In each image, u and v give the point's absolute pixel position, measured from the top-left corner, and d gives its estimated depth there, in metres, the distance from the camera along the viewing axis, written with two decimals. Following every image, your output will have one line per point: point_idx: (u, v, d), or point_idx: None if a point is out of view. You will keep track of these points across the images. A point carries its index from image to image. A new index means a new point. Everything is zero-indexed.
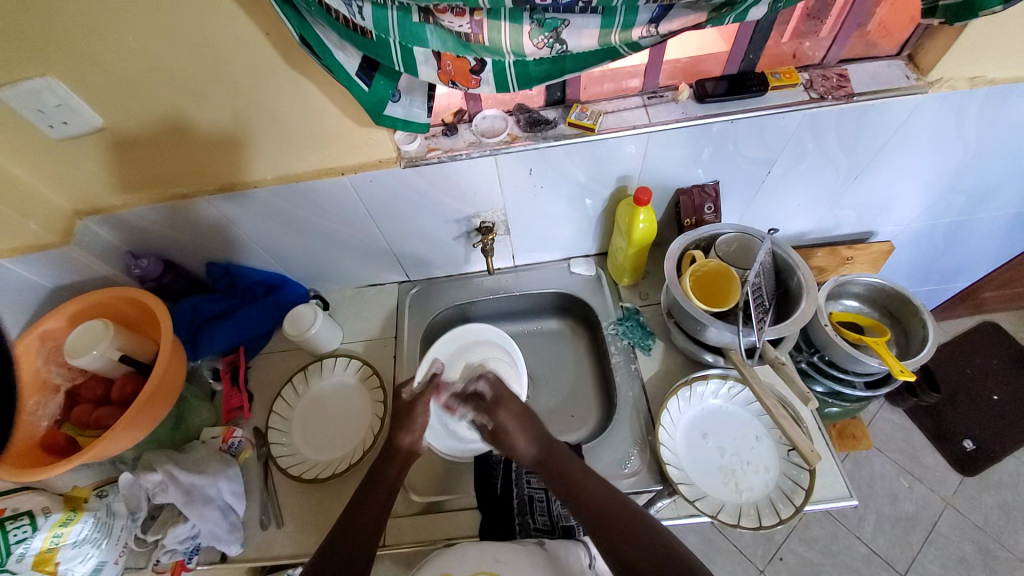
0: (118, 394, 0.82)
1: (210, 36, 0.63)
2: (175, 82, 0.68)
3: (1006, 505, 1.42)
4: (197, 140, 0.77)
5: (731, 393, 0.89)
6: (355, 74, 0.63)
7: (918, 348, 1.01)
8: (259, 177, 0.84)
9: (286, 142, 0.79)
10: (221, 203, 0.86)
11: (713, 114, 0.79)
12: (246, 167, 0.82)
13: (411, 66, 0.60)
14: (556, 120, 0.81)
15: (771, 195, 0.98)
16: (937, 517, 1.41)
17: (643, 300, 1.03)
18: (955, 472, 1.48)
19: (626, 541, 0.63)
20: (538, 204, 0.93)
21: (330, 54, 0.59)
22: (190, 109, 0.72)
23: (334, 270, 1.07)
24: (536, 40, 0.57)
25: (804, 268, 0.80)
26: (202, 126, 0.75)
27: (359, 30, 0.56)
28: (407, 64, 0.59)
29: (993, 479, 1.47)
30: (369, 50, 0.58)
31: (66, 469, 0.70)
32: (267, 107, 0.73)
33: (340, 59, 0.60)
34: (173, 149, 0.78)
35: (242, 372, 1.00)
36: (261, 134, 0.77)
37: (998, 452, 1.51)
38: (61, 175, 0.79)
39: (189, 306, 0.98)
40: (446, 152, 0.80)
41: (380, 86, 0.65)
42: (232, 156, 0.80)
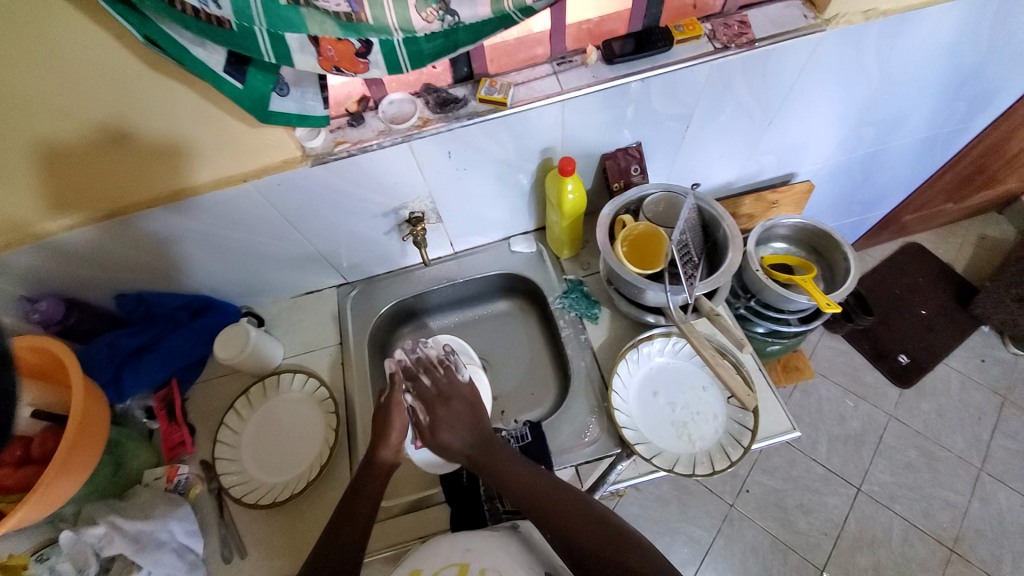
0: (38, 451, 0.74)
1: (44, 42, 0.55)
2: (35, 99, 0.60)
3: (941, 410, 1.57)
4: (85, 160, 0.69)
5: (676, 348, 0.91)
6: (222, 70, 0.56)
7: (842, 278, 1.07)
8: (182, 188, 0.76)
9: (190, 147, 0.71)
10: (141, 224, 0.78)
11: (623, 75, 0.77)
12: (159, 181, 0.74)
13: (284, 55, 0.55)
14: (465, 97, 0.77)
15: (694, 150, 1.00)
16: (882, 430, 1.54)
17: (586, 270, 1.03)
18: (893, 386, 1.62)
19: (575, 528, 0.66)
20: (465, 187, 0.90)
21: (188, 52, 0.54)
22: (63, 127, 0.64)
23: (264, 283, 1.01)
24: (424, 13, 0.54)
25: (727, 218, 0.82)
26: (85, 144, 0.67)
27: (214, 21, 0.50)
28: (279, 53, 0.54)
29: (928, 388, 1.61)
30: (232, 43, 0.52)
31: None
32: (149, 113, 0.65)
33: (200, 55, 0.54)
34: (60, 172, 0.69)
35: (178, 406, 0.94)
36: (160, 142, 0.69)
37: (926, 363, 1.65)
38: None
39: (104, 345, 0.89)
40: (355, 144, 0.75)
41: (256, 81, 0.59)
42: (136, 172, 0.72)
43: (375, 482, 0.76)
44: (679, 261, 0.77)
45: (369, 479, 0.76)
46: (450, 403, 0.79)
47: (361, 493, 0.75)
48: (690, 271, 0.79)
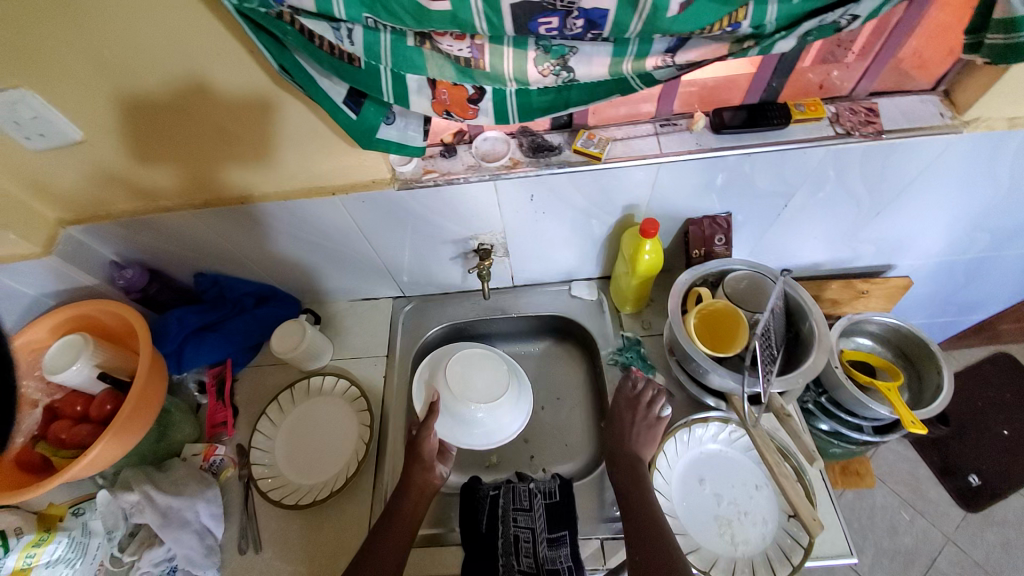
0: (96, 412, 0.78)
1: (188, 46, 0.59)
2: (117, 52, 0.58)
3: (1007, 543, 1.38)
4: (172, 121, 0.68)
5: (732, 437, 0.83)
6: (342, 102, 0.58)
7: (931, 395, 0.96)
8: (267, 150, 0.73)
9: (269, 104, 0.66)
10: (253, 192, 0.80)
11: (730, 147, 0.73)
12: (242, 142, 0.72)
13: (402, 96, 0.57)
14: (561, 145, 0.76)
15: (787, 228, 0.94)
16: (938, 553, 1.37)
17: (645, 330, 0.99)
18: (958, 507, 1.44)
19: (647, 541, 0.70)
20: (540, 229, 0.88)
21: (315, 84, 0.56)
22: (143, 82, 0.62)
23: (327, 284, 1.04)
24: (542, 67, 0.55)
25: (816, 312, 0.75)
26: (169, 103, 0.65)
27: (346, 58, 0.53)
28: (398, 94, 0.56)
29: (997, 516, 1.42)
30: (357, 80, 0.54)
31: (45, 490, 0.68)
32: (217, 66, 0.61)
33: (324, 86, 0.57)
34: (151, 133, 0.69)
35: (228, 386, 0.98)
36: (236, 98, 0.65)
37: (1004, 488, 1.46)
38: (67, 193, 0.77)
39: (173, 319, 0.94)
40: (443, 176, 0.75)
41: (369, 113, 0.60)
42: (220, 132, 0.70)
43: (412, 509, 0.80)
44: (757, 350, 0.70)
45: (407, 496, 0.81)
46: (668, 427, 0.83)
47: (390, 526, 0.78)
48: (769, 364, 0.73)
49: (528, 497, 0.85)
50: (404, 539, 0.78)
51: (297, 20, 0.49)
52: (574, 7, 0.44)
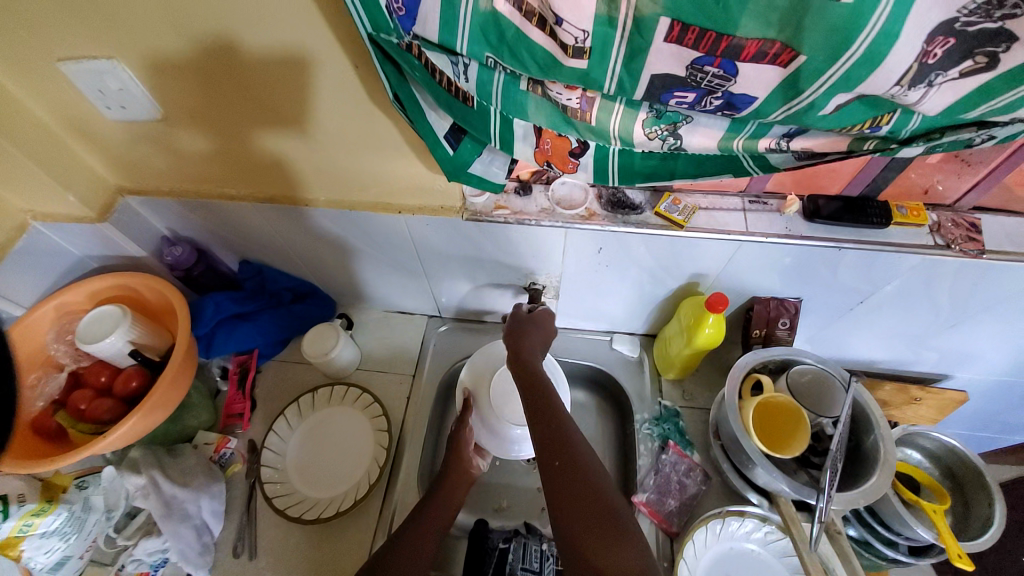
0: (120, 387, 0.77)
1: (285, 48, 0.56)
2: (186, 22, 0.54)
3: None
4: (212, 81, 0.62)
5: (767, 538, 0.78)
6: (443, 136, 0.57)
7: (977, 528, 0.87)
8: (303, 115, 0.65)
9: (322, 77, 0.59)
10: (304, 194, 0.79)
11: (820, 237, 0.70)
12: (278, 106, 0.64)
13: (508, 142, 0.55)
14: (642, 206, 0.72)
15: (854, 322, 0.89)
16: None
17: (685, 401, 0.94)
18: None
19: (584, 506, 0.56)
20: (597, 279, 0.85)
21: (422, 115, 0.55)
22: (181, 39, 0.57)
23: (366, 292, 1.02)
24: (649, 130, 0.52)
25: (884, 428, 0.70)
26: (210, 63, 0.59)
27: (461, 96, 0.51)
28: (505, 139, 0.55)
29: None
30: (464, 116, 0.53)
31: (64, 464, 0.67)
32: (249, 22, 0.54)
33: (430, 119, 0.55)
34: (194, 96, 0.64)
35: (250, 378, 0.96)
36: (274, 59, 0.58)
37: None
38: (130, 163, 0.77)
39: (211, 303, 0.92)
40: (515, 214, 0.72)
41: (466, 150, 0.59)
42: (257, 96, 0.63)
43: (439, 517, 0.77)
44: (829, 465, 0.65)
45: (438, 502, 0.79)
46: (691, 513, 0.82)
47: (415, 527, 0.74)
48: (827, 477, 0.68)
49: (538, 558, 0.81)
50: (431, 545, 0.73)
51: (424, 54, 0.47)
52: (724, 88, 0.41)
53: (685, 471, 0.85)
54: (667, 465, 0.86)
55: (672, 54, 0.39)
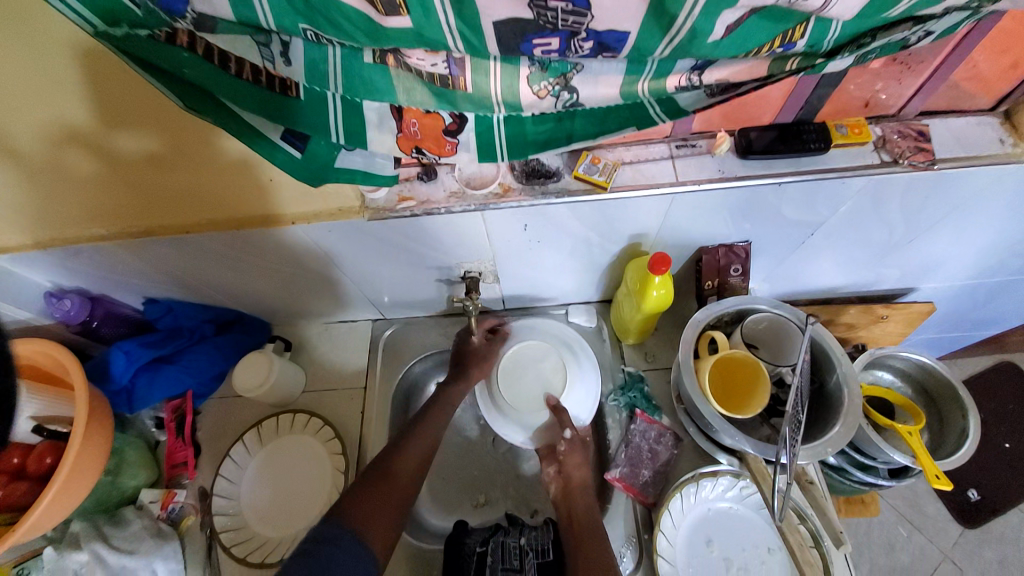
0: (35, 466, 0.69)
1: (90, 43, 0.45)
2: None
3: (1005, 560, 1.26)
4: (23, 100, 0.51)
5: (743, 492, 0.76)
6: (280, 140, 0.47)
7: (953, 441, 0.87)
8: (152, 122, 0.54)
9: None
10: (279, 209, 0.67)
11: (758, 175, 0.64)
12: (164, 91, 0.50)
13: (359, 131, 0.46)
14: (559, 171, 0.64)
15: (808, 255, 0.84)
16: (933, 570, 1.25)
17: (649, 362, 0.90)
18: (954, 522, 1.30)
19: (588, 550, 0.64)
20: (533, 256, 0.78)
21: (240, 117, 0.44)
22: None
23: (296, 307, 0.94)
24: (537, 87, 0.44)
25: (846, 366, 0.67)
26: (16, 63, 0.47)
27: (279, 86, 0.41)
28: (352, 128, 0.45)
29: (995, 533, 1.29)
30: (299, 114, 0.43)
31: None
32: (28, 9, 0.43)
33: (255, 121, 0.45)
34: (118, 94, 0.51)
35: (188, 422, 0.88)
36: None
37: (1004, 504, 1.31)
38: (65, 203, 0.65)
39: (120, 354, 0.83)
40: (422, 205, 0.64)
41: (319, 147, 0.49)
42: (87, 105, 0.52)
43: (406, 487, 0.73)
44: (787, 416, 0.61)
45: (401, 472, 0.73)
46: (664, 481, 0.80)
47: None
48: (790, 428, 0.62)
49: (518, 555, 0.79)
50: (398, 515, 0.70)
51: (202, 42, 0.38)
52: (584, 26, 0.34)
53: (655, 437, 0.81)
54: (637, 434, 0.82)
55: None
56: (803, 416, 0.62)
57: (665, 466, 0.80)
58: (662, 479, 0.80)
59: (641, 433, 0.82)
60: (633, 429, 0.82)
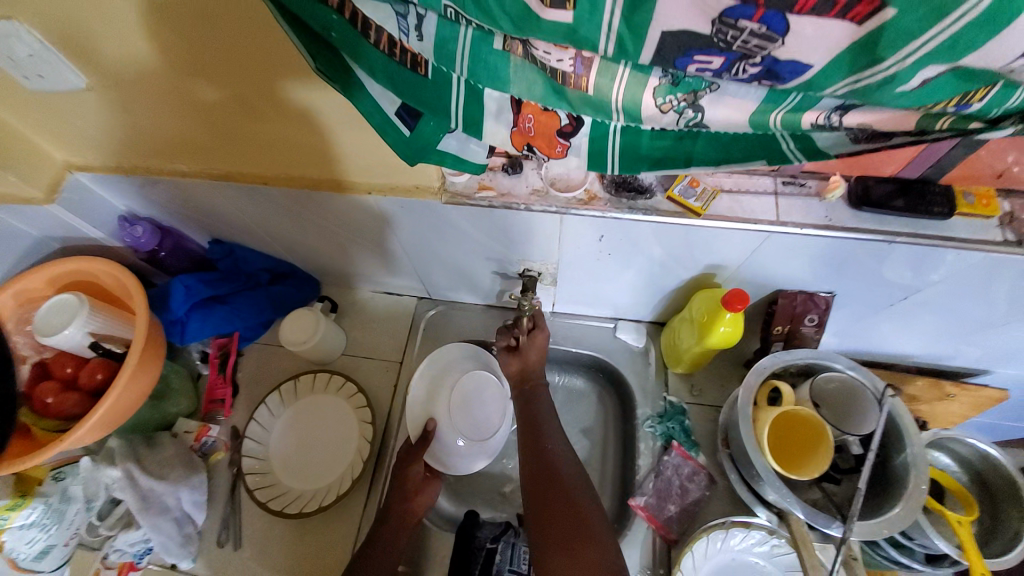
0: (86, 380, 0.73)
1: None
2: None
3: None
4: (137, 40, 0.51)
5: (773, 551, 0.73)
6: (394, 115, 0.45)
7: (1004, 544, 0.80)
8: (254, 80, 0.54)
9: (268, 36, 0.48)
10: (346, 176, 0.67)
11: (867, 229, 0.59)
12: (273, 54, 0.50)
13: (475, 120, 0.44)
14: (652, 188, 0.61)
15: (888, 317, 0.78)
16: None
17: (692, 396, 0.86)
18: None
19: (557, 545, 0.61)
20: (599, 267, 0.75)
21: (362, 90, 0.42)
22: None
23: (349, 272, 0.94)
24: (661, 102, 0.41)
25: (916, 447, 0.62)
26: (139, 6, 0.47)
27: (409, 63, 0.40)
28: (470, 116, 0.44)
29: None
30: (421, 94, 0.41)
31: (39, 460, 0.64)
32: None
33: (376, 93, 0.43)
34: (225, 45, 0.50)
35: (231, 362, 0.91)
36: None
37: None
38: (149, 133, 0.65)
39: (181, 287, 0.85)
40: (502, 197, 0.62)
41: (427, 128, 0.47)
42: (195, 57, 0.52)
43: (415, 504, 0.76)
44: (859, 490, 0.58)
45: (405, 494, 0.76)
46: (690, 521, 0.77)
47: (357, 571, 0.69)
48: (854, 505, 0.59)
49: (527, 560, 0.78)
50: (400, 535, 0.73)
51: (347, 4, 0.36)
52: (766, 51, 0.30)
53: (689, 473, 0.79)
54: (671, 468, 0.79)
55: (696, 8, 0.29)
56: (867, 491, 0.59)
57: (693, 506, 0.77)
58: (689, 517, 0.77)
59: (676, 467, 0.79)
60: (669, 462, 0.79)
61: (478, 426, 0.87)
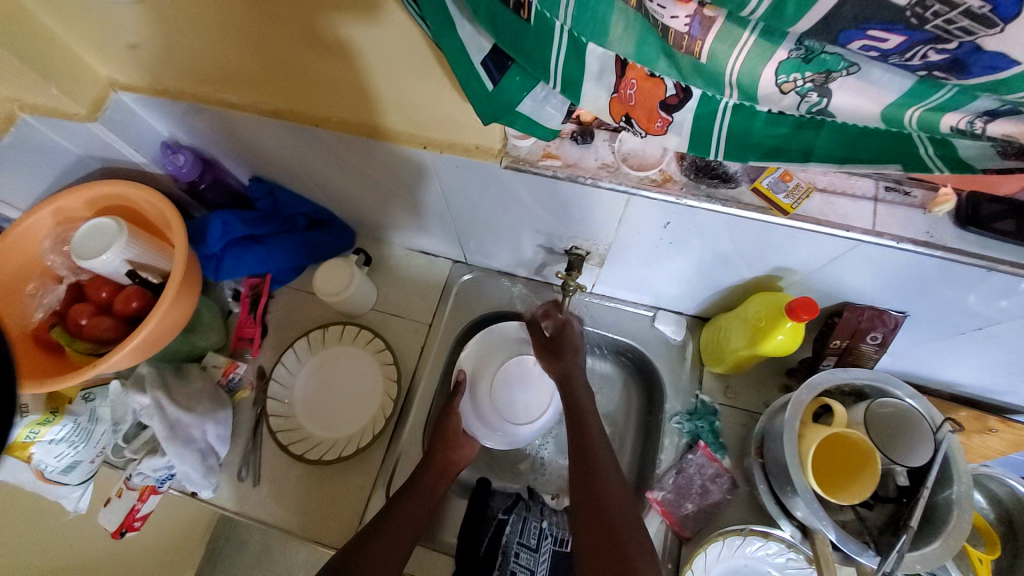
0: (121, 307, 0.72)
1: None
2: None
3: None
4: None
5: (788, 564, 0.71)
6: (479, 61, 0.43)
7: None
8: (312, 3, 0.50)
9: None
10: (378, 117, 0.62)
11: (971, 251, 0.52)
12: None
13: (573, 81, 0.40)
14: (738, 177, 0.55)
15: (956, 344, 0.72)
16: None
17: (726, 397, 0.83)
18: None
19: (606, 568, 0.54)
20: (654, 254, 0.70)
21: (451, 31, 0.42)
22: None
23: (386, 226, 0.91)
24: (781, 82, 0.35)
25: (967, 486, 0.58)
26: None
27: (510, 4, 0.36)
28: (568, 75, 0.40)
29: None
30: (513, 37, 0.38)
31: (80, 379, 0.65)
32: None
33: (464, 34, 0.42)
34: None
35: (262, 303, 0.90)
36: None
37: None
38: (179, 49, 0.61)
39: (218, 223, 0.83)
40: (567, 167, 0.57)
41: (513, 84, 0.44)
42: None
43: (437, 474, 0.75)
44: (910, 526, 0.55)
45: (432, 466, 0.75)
46: (706, 522, 0.75)
47: (380, 529, 0.67)
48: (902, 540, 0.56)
49: (536, 536, 0.78)
50: (424, 503, 0.72)
51: None
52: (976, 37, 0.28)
53: (712, 476, 0.76)
54: (694, 467, 0.77)
55: None
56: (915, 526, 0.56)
57: (712, 509, 0.76)
58: (706, 518, 0.75)
59: (701, 468, 0.77)
60: (694, 462, 0.77)
61: (514, 410, 0.87)
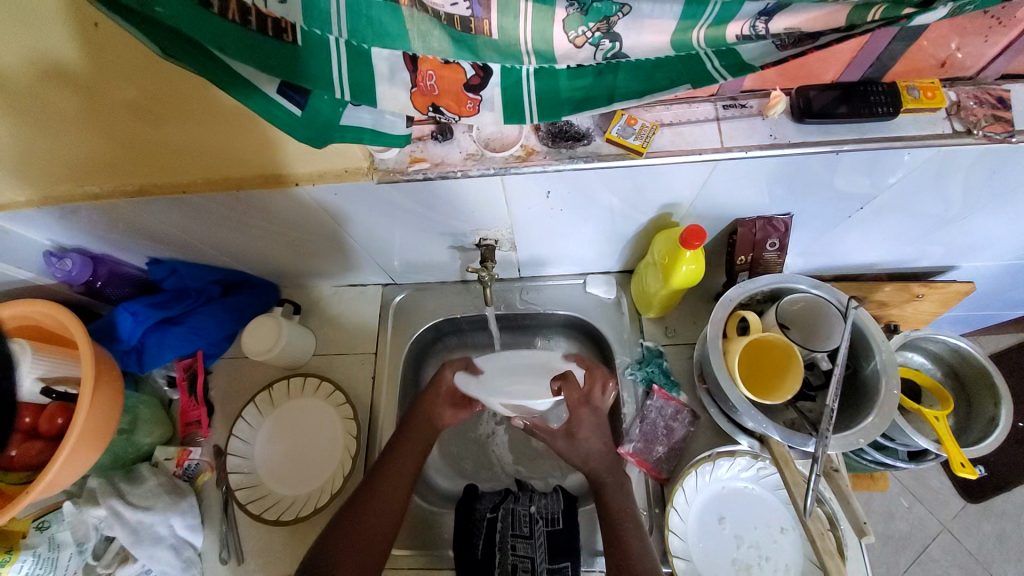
0: (47, 426, 0.69)
1: None
2: None
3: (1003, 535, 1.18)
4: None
5: (760, 473, 0.75)
6: (276, 95, 0.41)
7: (981, 430, 0.83)
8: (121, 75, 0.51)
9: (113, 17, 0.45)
10: (281, 168, 0.62)
11: (813, 142, 0.57)
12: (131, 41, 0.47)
13: (365, 85, 0.40)
14: (590, 133, 0.58)
15: (848, 228, 0.78)
16: (930, 539, 1.18)
17: (669, 337, 0.86)
18: (958, 497, 1.22)
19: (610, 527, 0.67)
20: (554, 224, 0.72)
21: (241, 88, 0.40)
22: None
23: (304, 271, 0.90)
24: (572, 35, 0.37)
25: (886, 353, 0.63)
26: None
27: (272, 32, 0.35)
28: (358, 81, 0.40)
29: (997, 507, 1.21)
30: (295, 63, 0.37)
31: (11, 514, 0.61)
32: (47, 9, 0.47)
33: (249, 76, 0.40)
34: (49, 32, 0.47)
35: (200, 381, 0.88)
36: None
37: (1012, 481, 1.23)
38: (62, 152, 0.60)
39: (127, 315, 0.81)
40: (436, 167, 0.59)
41: (321, 102, 0.43)
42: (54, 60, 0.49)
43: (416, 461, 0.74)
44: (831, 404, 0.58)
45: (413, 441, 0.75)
46: (680, 458, 0.78)
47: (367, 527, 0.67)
48: (824, 421, 0.59)
49: (528, 522, 0.79)
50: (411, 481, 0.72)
51: None
52: None
53: (674, 414, 0.79)
54: (654, 411, 0.80)
55: None
56: (837, 406, 0.59)
57: (680, 445, 0.78)
58: (677, 455, 0.78)
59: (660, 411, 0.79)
60: (652, 406, 0.80)
61: None
